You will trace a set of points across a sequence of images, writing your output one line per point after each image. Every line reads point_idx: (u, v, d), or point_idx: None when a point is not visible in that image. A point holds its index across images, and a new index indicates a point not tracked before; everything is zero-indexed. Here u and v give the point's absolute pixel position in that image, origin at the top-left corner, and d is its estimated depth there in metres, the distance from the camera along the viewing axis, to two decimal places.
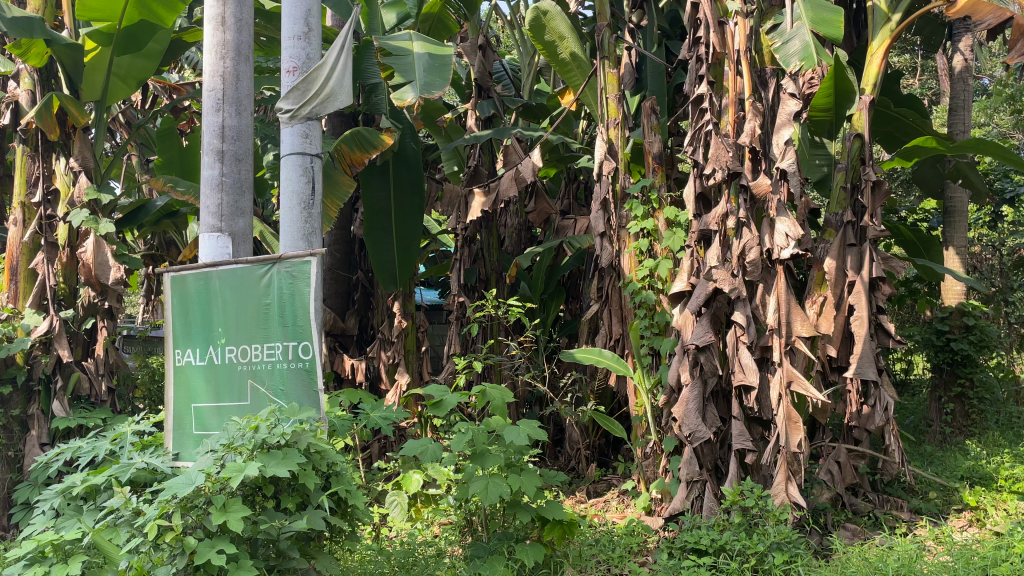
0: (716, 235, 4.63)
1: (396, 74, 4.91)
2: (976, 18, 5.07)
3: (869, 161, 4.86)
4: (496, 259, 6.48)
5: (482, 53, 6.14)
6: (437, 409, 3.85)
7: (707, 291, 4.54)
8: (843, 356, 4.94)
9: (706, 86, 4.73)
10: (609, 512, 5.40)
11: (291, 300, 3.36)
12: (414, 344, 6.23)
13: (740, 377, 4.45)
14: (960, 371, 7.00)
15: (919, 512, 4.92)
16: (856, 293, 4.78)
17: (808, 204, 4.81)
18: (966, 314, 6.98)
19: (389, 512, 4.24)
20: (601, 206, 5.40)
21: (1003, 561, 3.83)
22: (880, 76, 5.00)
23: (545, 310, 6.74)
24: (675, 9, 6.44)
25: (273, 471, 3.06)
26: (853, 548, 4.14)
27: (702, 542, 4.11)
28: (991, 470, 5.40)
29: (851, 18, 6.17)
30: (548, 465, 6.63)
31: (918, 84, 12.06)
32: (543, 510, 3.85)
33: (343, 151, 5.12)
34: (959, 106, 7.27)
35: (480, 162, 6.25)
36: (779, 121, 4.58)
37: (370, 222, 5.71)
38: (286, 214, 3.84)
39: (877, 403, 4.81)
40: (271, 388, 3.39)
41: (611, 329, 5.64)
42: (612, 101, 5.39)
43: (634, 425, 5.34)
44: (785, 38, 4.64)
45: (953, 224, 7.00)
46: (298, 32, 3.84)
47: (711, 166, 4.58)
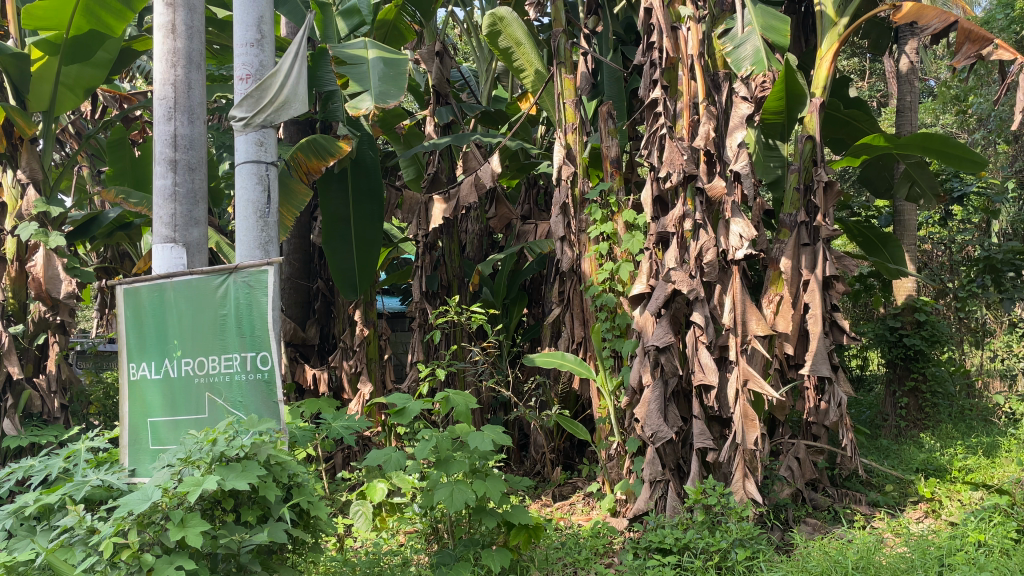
0: (674, 237, 4.68)
1: (351, 82, 4.86)
2: (920, 22, 5.28)
3: (821, 163, 4.95)
4: (458, 265, 6.46)
5: (439, 59, 6.14)
6: (399, 417, 3.81)
7: (666, 292, 4.58)
8: (800, 354, 5.04)
9: (660, 91, 4.81)
10: (575, 514, 5.42)
11: (248, 310, 3.33)
12: (376, 353, 6.19)
13: (700, 376, 4.52)
14: (913, 366, 7.16)
15: (877, 505, 5.04)
16: (811, 291, 4.89)
17: (763, 206, 4.90)
18: (917, 310, 7.21)
19: (354, 522, 4.14)
20: (561, 210, 5.43)
21: (958, 550, 3.92)
22: (830, 79, 5.09)
23: (507, 315, 6.74)
24: (629, 15, 6.51)
25: (232, 484, 3.00)
26: (814, 543, 4.21)
27: (666, 541, 4.14)
28: (944, 461, 5.57)
29: (800, 23, 6.31)
30: (513, 471, 6.62)
31: (868, 86, 12.37)
32: (509, 514, 3.83)
33: (299, 159, 5.07)
34: (906, 107, 7.47)
35: (440, 168, 6.23)
36: (732, 123, 4.59)
37: (329, 230, 5.67)
38: (241, 223, 3.81)
39: (832, 399, 4.90)
40: (230, 400, 3.35)
41: (573, 332, 5.67)
42: (570, 106, 5.42)
43: (598, 427, 5.37)
44: (737, 43, 4.78)
45: (905, 225, 7.32)
46: (251, 39, 3.81)
47: (666, 169, 4.66)
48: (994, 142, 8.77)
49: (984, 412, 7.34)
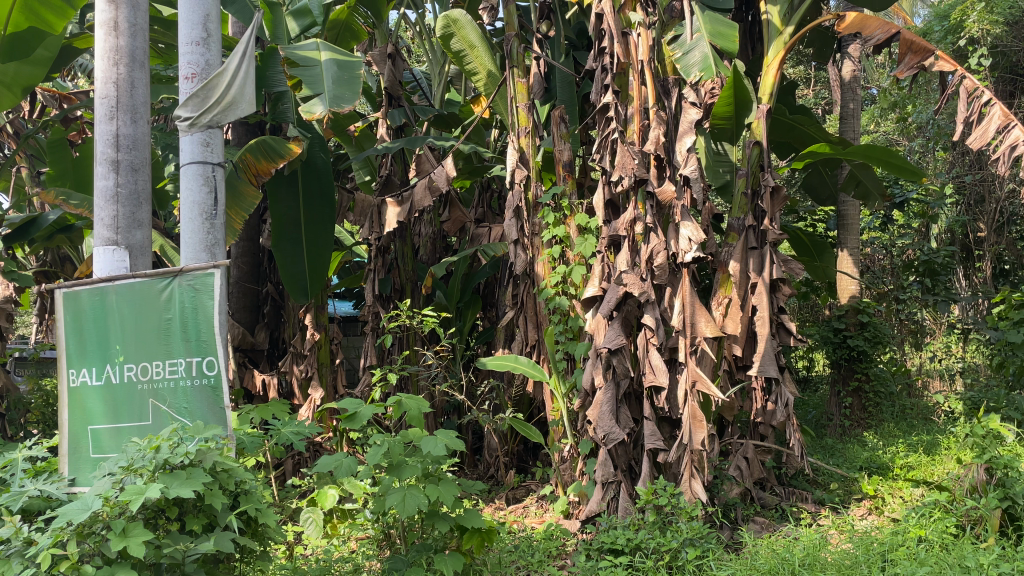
0: (625, 240, 4.73)
1: (303, 85, 4.80)
2: (864, 32, 5.41)
3: (768, 168, 5.04)
4: (411, 269, 6.41)
5: (392, 62, 6.11)
6: (350, 422, 3.75)
7: (618, 294, 4.62)
8: (748, 355, 5.13)
9: (612, 96, 4.86)
10: (529, 518, 5.43)
11: (194, 314, 3.26)
12: (327, 357, 6.12)
13: (651, 378, 4.57)
14: (857, 366, 7.36)
15: (823, 503, 5.15)
16: (758, 294, 4.99)
17: (712, 210, 4.98)
18: (861, 311, 7.42)
19: (304, 530, 4.08)
20: (514, 214, 5.43)
21: (899, 545, 4.03)
22: (776, 87, 5.19)
23: (461, 318, 6.72)
24: (581, 20, 6.55)
25: (176, 492, 2.91)
26: (762, 541, 4.28)
27: (618, 542, 4.17)
28: (886, 459, 5.73)
29: (746, 31, 6.43)
30: (467, 475, 6.61)
31: (813, 94, 12.67)
32: (462, 519, 3.80)
33: (249, 161, 4.98)
34: (849, 114, 7.66)
35: (393, 171, 6.19)
36: (681, 129, 4.66)
37: (279, 233, 5.58)
38: (187, 225, 3.73)
39: (779, 400, 5.00)
40: (174, 406, 3.27)
41: (527, 335, 5.69)
42: (522, 110, 5.44)
43: (551, 430, 5.39)
44: (686, 49, 4.87)
45: (848, 227, 7.50)
46: (197, 37, 3.74)
47: (618, 174, 4.69)
48: (933, 149, 9.05)
49: (924, 411, 7.56)
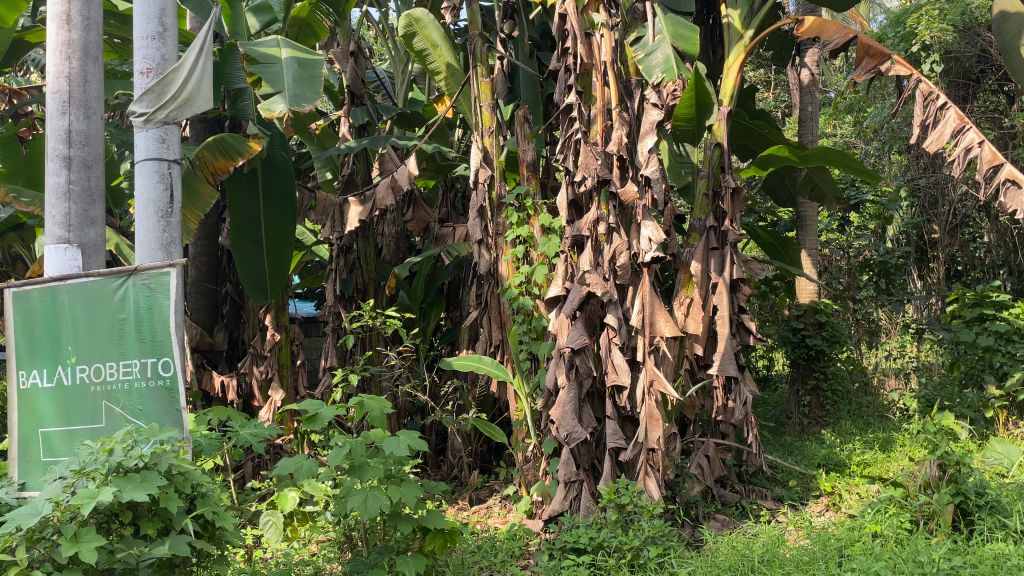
0: (588, 240, 4.75)
1: (263, 83, 4.74)
2: (822, 36, 5.50)
3: (728, 169, 5.09)
4: (374, 269, 6.35)
5: (354, 60, 6.06)
6: (311, 423, 3.70)
7: (581, 294, 4.64)
8: (709, 354, 5.18)
9: (575, 96, 4.88)
10: (492, 518, 5.42)
11: (149, 314, 3.20)
12: (288, 358, 6.06)
13: (613, 377, 4.59)
14: (815, 365, 7.51)
15: (782, 499, 5.23)
16: (719, 294, 5.04)
17: (673, 210, 5.05)
18: (819, 312, 7.53)
19: (264, 533, 4.02)
20: (478, 213, 5.41)
21: (856, 541, 4.10)
22: (737, 89, 5.26)
23: (424, 318, 6.68)
24: (544, 21, 6.56)
25: (129, 496, 2.83)
26: (722, 538, 4.33)
27: (581, 541, 4.18)
28: (843, 457, 5.84)
29: (707, 34, 6.50)
30: (431, 475, 6.58)
31: (772, 97, 12.84)
32: (424, 520, 3.76)
33: (206, 159, 4.90)
34: (807, 117, 7.79)
35: (355, 170, 6.15)
36: (643, 129, 4.67)
37: (238, 232, 5.49)
38: (142, 223, 3.66)
39: (737, 398, 5.06)
40: (128, 408, 3.20)
41: (491, 335, 5.68)
42: (486, 109, 5.43)
43: (515, 430, 5.39)
44: (648, 50, 4.98)
45: (807, 228, 7.68)
46: (152, 32, 3.66)
47: (581, 174, 4.69)
48: (888, 152, 9.22)
49: (880, 409, 7.71)
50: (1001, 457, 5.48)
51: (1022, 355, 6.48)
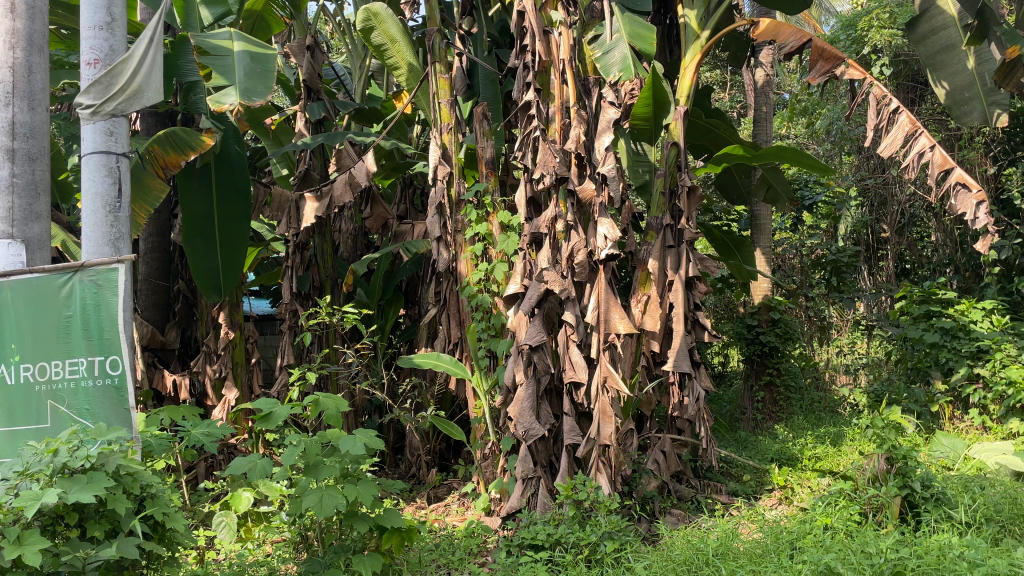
0: (546, 238, 4.75)
1: (214, 75, 4.65)
2: (778, 39, 5.59)
3: (685, 168, 5.17)
4: (331, 266, 6.27)
5: (310, 54, 5.96)
6: (265, 422, 3.62)
7: (539, 291, 4.64)
8: (664, 351, 5.24)
9: (533, 94, 4.87)
10: (450, 516, 5.40)
11: (96, 311, 3.13)
12: (242, 356, 5.96)
13: (570, 373, 4.61)
14: (768, 361, 7.66)
15: (736, 493, 5.33)
16: (675, 291, 5.10)
17: (631, 209, 5.12)
18: (772, 309, 7.70)
19: (217, 534, 3.96)
20: (436, 210, 5.39)
21: (807, 533, 4.18)
22: (693, 89, 5.33)
23: (383, 316, 6.64)
24: (503, 18, 6.56)
25: (75, 498, 2.74)
26: (678, 532, 4.38)
27: (538, 537, 4.19)
28: (795, 451, 5.95)
29: (664, 34, 6.55)
30: (388, 474, 6.55)
31: (728, 97, 13.01)
32: (381, 519, 3.72)
33: (156, 153, 4.79)
34: (762, 118, 7.92)
35: (311, 166, 6.05)
36: (600, 127, 4.67)
37: (190, 227, 5.39)
38: (89, 218, 3.56)
39: (691, 394, 5.13)
40: (75, 408, 3.12)
41: (450, 332, 5.67)
42: (445, 106, 5.40)
43: (473, 427, 5.39)
44: (606, 49, 4.98)
45: (762, 228, 7.87)
46: (100, 22, 3.57)
47: (540, 171, 4.70)
48: (839, 152, 9.41)
49: (831, 404, 7.88)
50: (946, 450, 5.64)
51: (966, 351, 6.66)
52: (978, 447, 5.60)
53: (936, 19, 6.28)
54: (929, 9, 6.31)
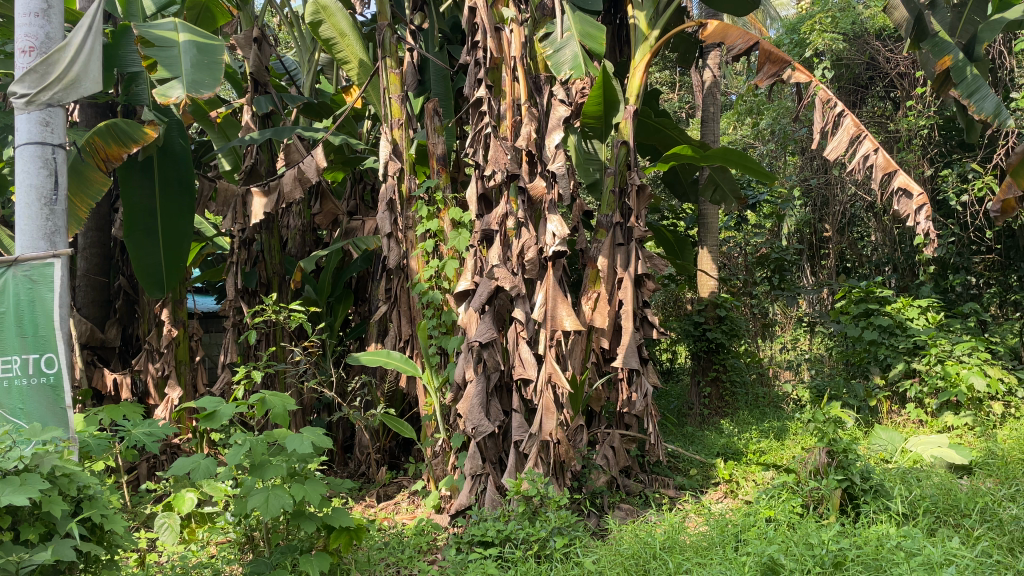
0: (497, 235, 4.75)
1: (158, 67, 4.52)
2: (726, 41, 5.69)
3: (635, 167, 5.22)
4: (278, 262, 6.17)
5: (257, 46, 5.86)
6: (208, 422, 3.53)
7: (490, 288, 4.63)
8: (613, 348, 5.30)
9: (484, 90, 4.86)
10: (400, 514, 5.38)
11: (30, 307, 3.04)
12: (186, 354, 5.83)
13: (520, 370, 4.63)
14: (715, 357, 7.80)
15: (683, 488, 5.43)
16: (624, 289, 5.15)
17: (581, 207, 5.16)
18: (718, 306, 7.84)
19: (159, 536, 3.86)
20: (387, 206, 5.35)
21: (751, 525, 4.27)
22: (643, 88, 5.40)
23: (332, 314, 6.56)
24: (455, 14, 6.54)
25: (8, 500, 2.62)
26: (626, 527, 4.44)
27: (488, 534, 4.19)
28: (741, 445, 6.09)
29: (614, 34, 6.60)
30: (337, 473, 6.49)
31: (677, 98, 13.17)
32: (328, 518, 3.66)
33: (97, 145, 4.62)
34: (710, 117, 8.06)
35: (258, 160, 5.95)
36: (550, 125, 4.70)
37: (132, 222, 5.24)
38: (22, 211, 3.44)
39: (639, 390, 5.22)
40: (7, 408, 3.01)
41: (401, 329, 5.65)
42: (395, 101, 5.35)
43: (423, 425, 5.36)
44: (557, 46, 5.05)
45: (708, 226, 8.01)
46: (36, 8, 3.45)
47: (491, 168, 4.70)
48: (783, 153, 9.62)
49: (775, 400, 8.08)
50: (885, 443, 5.81)
51: (903, 347, 6.90)
52: (914, 440, 5.76)
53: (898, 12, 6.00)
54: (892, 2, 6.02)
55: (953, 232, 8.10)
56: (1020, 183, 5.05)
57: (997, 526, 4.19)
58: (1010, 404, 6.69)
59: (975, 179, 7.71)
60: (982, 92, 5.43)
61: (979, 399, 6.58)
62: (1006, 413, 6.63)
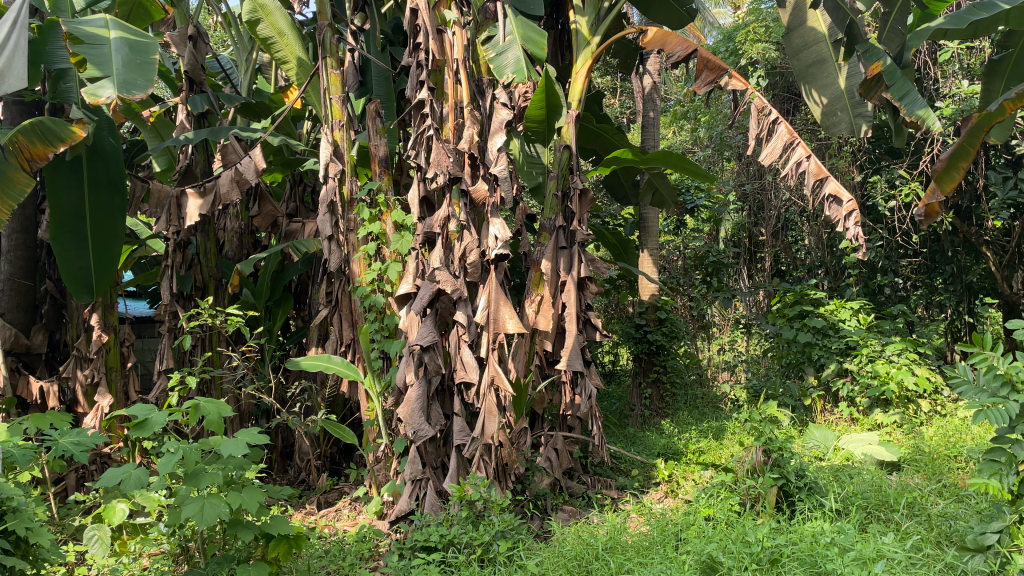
0: (439, 238, 4.72)
1: (88, 65, 4.36)
2: (665, 48, 5.76)
3: (576, 171, 5.28)
4: (215, 265, 6.01)
5: (192, 44, 5.72)
6: (139, 430, 3.40)
7: (431, 292, 4.61)
8: (556, 350, 5.33)
9: (427, 92, 4.82)
10: (341, 521, 5.32)
11: None
12: (117, 360, 5.65)
13: (461, 374, 4.63)
14: (656, 359, 7.92)
15: (625, 488, 5.49)
16: (567, 292, 5.20)
17: (525, 210, 5.17)
18: (659, 309, 7.96)
19: (88, 549, 3.71)
20: (328, 209, 5.26)
21: (691, 524, 4.34)
22: (585, 93, 5.45)
23: (270, 318, 6.43)
24: (397, 16, 6.50)
25: None
26: (569, 528, 4.46)
27: (431, 538, 4.15)
28: (680, 445, 6.20)
29: (556, 39, 6.63)
30: (276, 480, 6.38)
31: (618, 103, 13.34)
32: (267, 526, 3.58)
33: (21, 144, 4.45)
34: (650, 123, 8.18)
35: (194, 160, 5.80)
36: (492, 128, 4.72)
37: (58, 224, 5.04)
38: None
39: (583, 392, 5.28)
40: None
41: (342, 334, 5.57)
42: (336, 102, 5.26)
43: (365, 430, 5.30)
44: (500, 50, 5.03)
45: (649, 229, 8.12)
46: None
47: (433, 171, 4.67)
48: (721, 158, 9.83)
49: (714, 400, 8.25)
50: (818, 441, 5.99)
51: (836, 348, 7.14)
52: (846, 438, 5.95)
53: (807, 36, 6.61)
54: (801, 27, 6.65)
55: (882, 236, 8.37)
56: (942, 189, 5.06)
57: (926, 520, 4.35)
58: (937, 402, 6.94)
59: (902, 185, 8.00)
60: (911, 96, 5.63)
61: (908, 397, 6.81)
62: (933, 411, 6.88)
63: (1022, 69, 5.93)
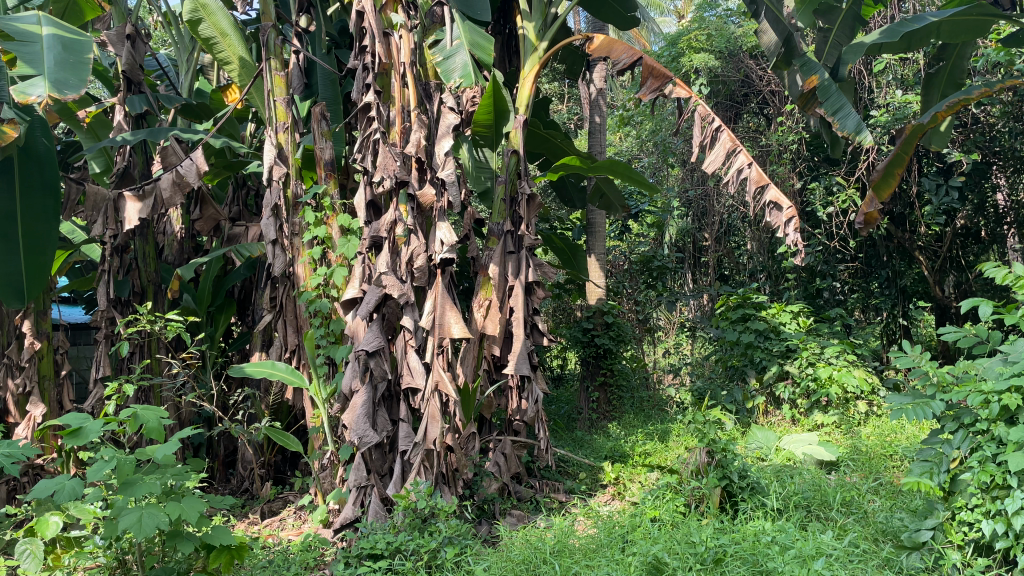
0: (386, 242, 4.67)
1: (18, 62, 4.21)
2: (612, 55, 5.83)
3: (524, 176, 5.31)
4: (154, 270, 5.84)
5: (131, 43, 5.57)
6: (73, 439, 3.27)
7: (378, 296, 4.57)
8: (504, 355, 5.34)
9: (373, 95, 4.78)
10: (285, 530, 5.23)
11: None
12: (50, 368, 5.45)
13: (408, 379, 4.61)
14: (603, 363, 8.02)
15: (572, 491, 5.53)
16: (515, 296, 5.22)
17: (472, 215, 5.16)
18: (606, 313, 8.04)
19: (19, 565, 3.53)
20: (271, 213, 5.17)
21: (637, 526, 4.38)
22: (532, 98, 5.47)
23: (212, 324, 6.30)
24: (343, 18, 6.44)
25: None
26: (517, 532, 4.46)
27: (377, 546, 4.09)
28: (627, 448, 6.27)
29: (504, 44, 6.65)
30: (219, 490, 6.24)
31: (565, 109, 13.47)
32: (207, 538, 3.47)
33: None
34: (597, 128, 8.27)
35: (133, 162, 5.64)
36: (440, 132, 4.70)
37: None
38: None
39: (530, 397, 5.29)
40: None
41: (286, 339, 5.49)
42: (280, 104, 5.18)
43: (310, 437, 5.22)
44: (447, 54, 4.99)
45: (597, 233, 8.16)
46: None
47: (379, 174, 4.62)
48: (665, 165, 9.99)
49: (659, 403, 8.36)
50: (760, 442, 6.09)
51: (777, 350, 7.33)
52: (787, 438, 6.08)
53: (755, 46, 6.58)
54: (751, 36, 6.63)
55: (821, 241, 8.60)
56: (880, 196, 5.21)
57: (862, 518, 4.47)
58: (873, 402, 7.14)
59: (839, 192, 8.25)
60: (844, 111, 5.77)
61: (847, 399, 7.00)
62: (869, 411, 7.09)
63: (955, 83, 6.19)
